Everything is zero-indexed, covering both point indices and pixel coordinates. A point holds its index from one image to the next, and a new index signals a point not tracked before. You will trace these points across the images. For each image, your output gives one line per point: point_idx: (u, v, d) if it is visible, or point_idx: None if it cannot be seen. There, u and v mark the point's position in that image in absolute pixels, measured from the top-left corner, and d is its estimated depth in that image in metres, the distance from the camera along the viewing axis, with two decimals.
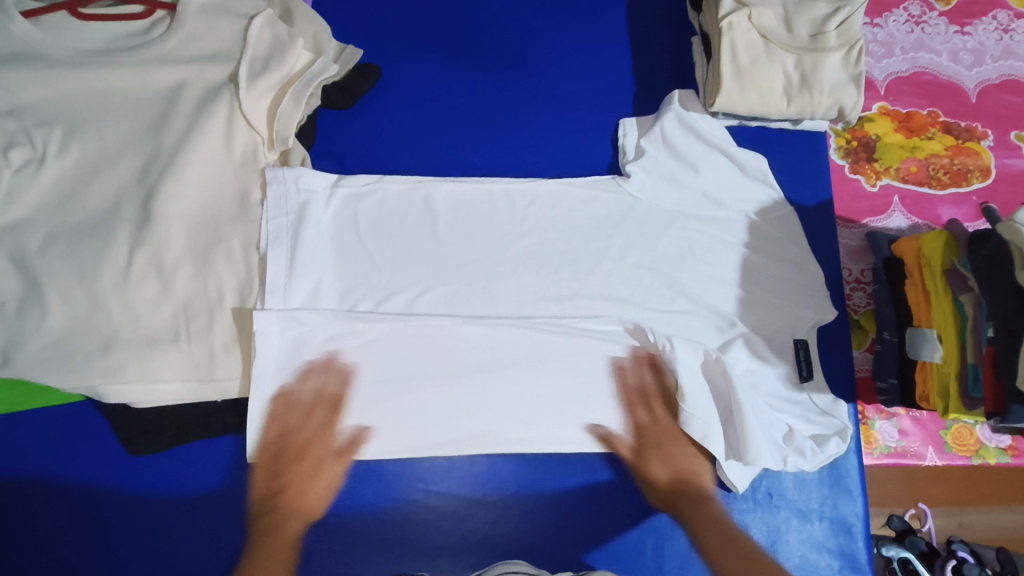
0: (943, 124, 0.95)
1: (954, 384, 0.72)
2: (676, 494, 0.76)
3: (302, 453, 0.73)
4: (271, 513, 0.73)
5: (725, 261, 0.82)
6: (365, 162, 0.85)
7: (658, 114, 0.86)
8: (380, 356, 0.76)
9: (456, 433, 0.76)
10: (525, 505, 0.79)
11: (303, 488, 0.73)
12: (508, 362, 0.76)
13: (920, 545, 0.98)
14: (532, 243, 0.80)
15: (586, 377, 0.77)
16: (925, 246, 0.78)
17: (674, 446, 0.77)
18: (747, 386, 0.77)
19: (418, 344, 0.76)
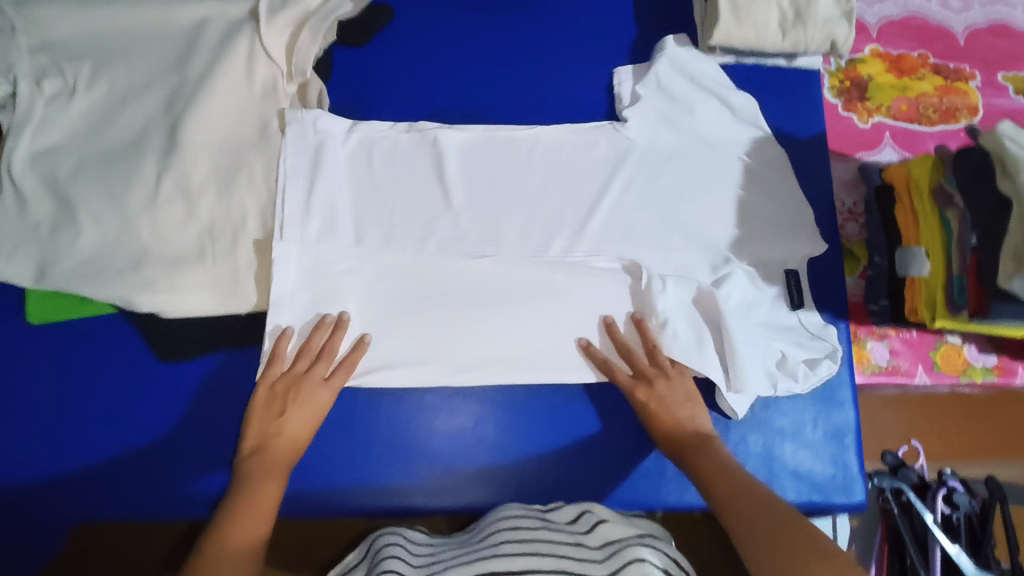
0: (932, 65, 0.99)
1: (941, 294, 0.75)
2: (678, 444, 0.74)
3: (299, 397, 0.74)
4: (257, 454, 0.72)
5: (724, 186, 0.86)
6: (378, 100, 0.88)
7: (652, 60, 0.88)
8: (390, 288, 0.80)
9: (461, 357, 0.79)
10: (535, 425, 0.82)
11: (288, 429, 0.73)
12: (516, 289, 0.81)
13: (914, 476, 1.06)
14: (536, 185, 0.84)
15: (583, 308, 0.82)
16: (914, 169, 0.81)
17: (668, 397, 0.76)
18: (741, 316, 0.80)
19: (425, 278, 0.81)
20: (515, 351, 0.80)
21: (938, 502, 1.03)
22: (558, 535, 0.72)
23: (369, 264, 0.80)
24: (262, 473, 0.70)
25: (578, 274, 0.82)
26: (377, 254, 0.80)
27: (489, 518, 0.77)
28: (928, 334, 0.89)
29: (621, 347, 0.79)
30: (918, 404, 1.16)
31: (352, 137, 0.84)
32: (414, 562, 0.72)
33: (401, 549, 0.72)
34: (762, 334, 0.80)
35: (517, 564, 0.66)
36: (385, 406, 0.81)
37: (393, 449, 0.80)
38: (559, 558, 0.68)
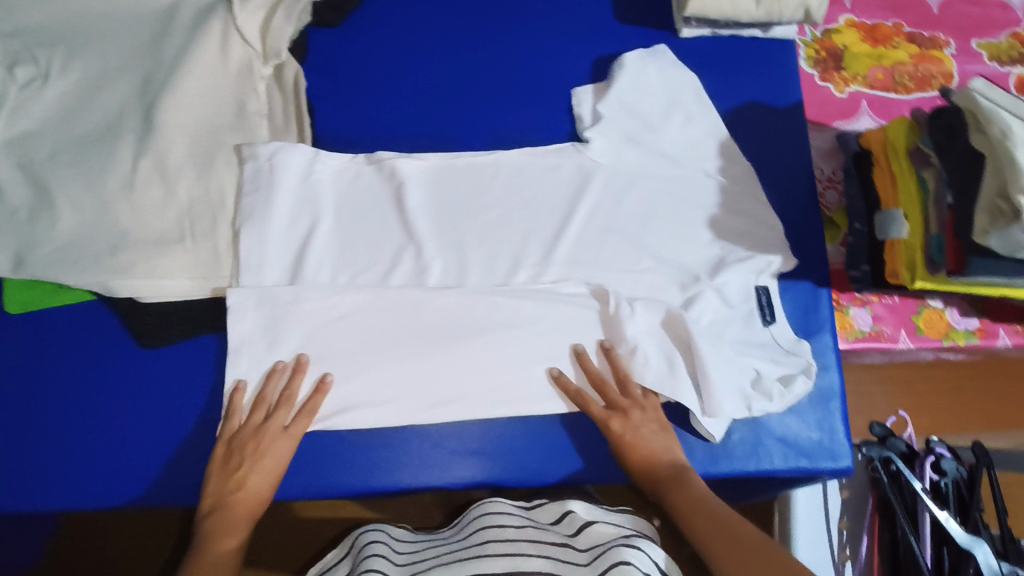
0: (907, 33, 1.00)
1: (921, 254, 0.75)
2: (655, 478, 0.72)
3: (258, 448, 0.71)
4: (217, 508, 0.69)
5: (705, 151, 0.86)
6: (341, 103, 0.85)
7: (609, 79, 0.86)
8: (344, 335, 0.76)
9: (431, 395, 0.76)
10: (517, 440, 0.78)
11: (247, 484, 0.70)
12: (479, 324, 0.78)
13: (902, 445, 1.04)
14: (498, 214, 0.82)
15: (552, 338, 0.79)
16: (891, 131, 0.81)
17: (644, 432, 0.74)
18: (713, 337, 0.79)
19: (386, 312, 0.77)
20: (479, 395, 0.76)
21: (926, 470, 1.01)
22: (543, 534, 0.76)
23: (327, 308, 0.76)
24: (222, 531, 0.68)
25: (540, 302, 0.79)
26: (338, 295, 0.76)
27: (476, 512, 0.81)
28: (910, 299, 0.89)
29: (594, 381, 0.76)
30: (906, 375, 1.16)
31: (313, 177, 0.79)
32: (396, 561, 0.76)
33: (382, 547, 0.77)
34: (736, 351, 0.79)
35: (501, 566, 0.69)
36: (362, 440, 0.77)
37: (370, 481, 0.76)
38: (543, 560, 0.71)
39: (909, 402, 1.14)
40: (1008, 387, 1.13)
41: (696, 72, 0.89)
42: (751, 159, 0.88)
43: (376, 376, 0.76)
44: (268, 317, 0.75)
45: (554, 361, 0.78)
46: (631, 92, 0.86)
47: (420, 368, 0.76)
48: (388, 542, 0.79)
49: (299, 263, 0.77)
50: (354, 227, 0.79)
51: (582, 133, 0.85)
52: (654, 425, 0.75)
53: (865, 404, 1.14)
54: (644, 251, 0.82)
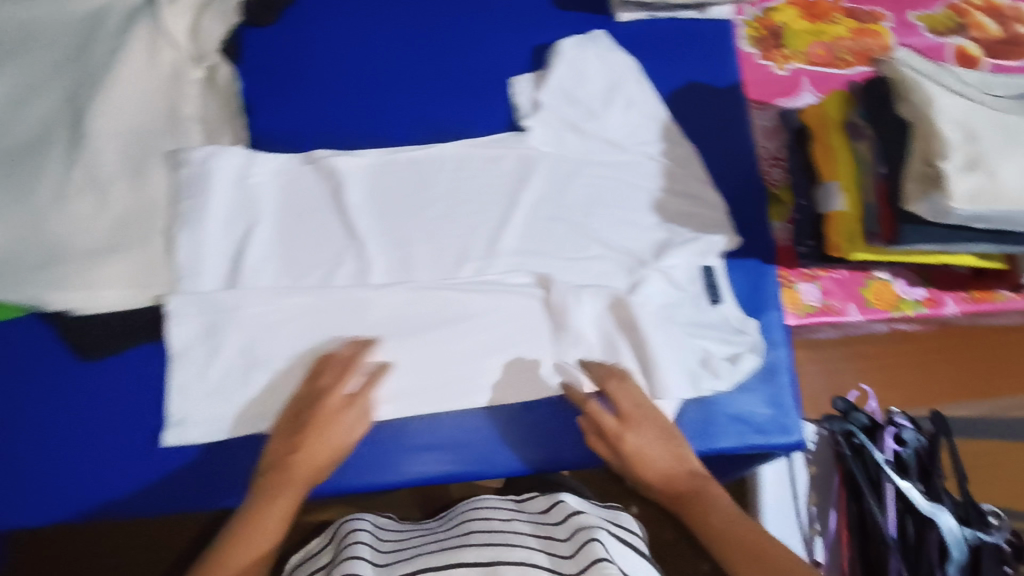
0: (845, 8, 1.00)
1: (859, 225, 0.75)
2: (675, 493, 0.72)
3: (321, 416, 0.69)
4: (274, 472, 0.68)
5: (649, 134, 0.85)
6: (279, 99, 0.84)
7: (547, 67, 0.85)
8: (286, 338, 0.75)
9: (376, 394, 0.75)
10: (469, 431, 0.77)
11: (307, 452, 0.68)
12: (424, 323, 0.76)
13: (865, 419, 1.04)
14: (442, 208, 0.80)
15: (501, 329, 0.77)
16: (826, 106, 0.82)
17: (658, 444, 0.72)
18: (663, 320, 0.79)
19: (334, 311, 0.76)
20: (426, 392, 0.75)
21: (885, 441, 1.03)
22: (528, 528, 0.77)
23: (268, 311, 0.75)
24: (273, 493, 0.67)
25: (487, 295, 0.77)
26: (280, 298, 0.75)
27: (463, 507, 0.83)
28: (858, 272, 0.90)
29: (605, 379, 0.74)
30: (873, 352, 1.15)
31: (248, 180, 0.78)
32: (378, 546, 0.76)
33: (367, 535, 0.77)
34: (685, 334, 0.79)
35: (485, 556, 0.69)
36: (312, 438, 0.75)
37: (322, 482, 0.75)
38: (528, 550, 0.72)
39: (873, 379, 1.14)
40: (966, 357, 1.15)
41: (636, 55, 0.89)
42: (692, 142, 0.87)
43: None
44: (207, 324, 0.74)
45: (504, 351, 0.77)
46: (570, 78, 0.85)
47: (365, 369, 0.75)
48: (374, 532, 0.79)
49: (237, 266, 0.76)
50: (294, 230, 0.78)
51: (522, 122, 0.83)
52: (664, 434, 0.73)
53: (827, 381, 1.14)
54: (593, 236, 0.82)
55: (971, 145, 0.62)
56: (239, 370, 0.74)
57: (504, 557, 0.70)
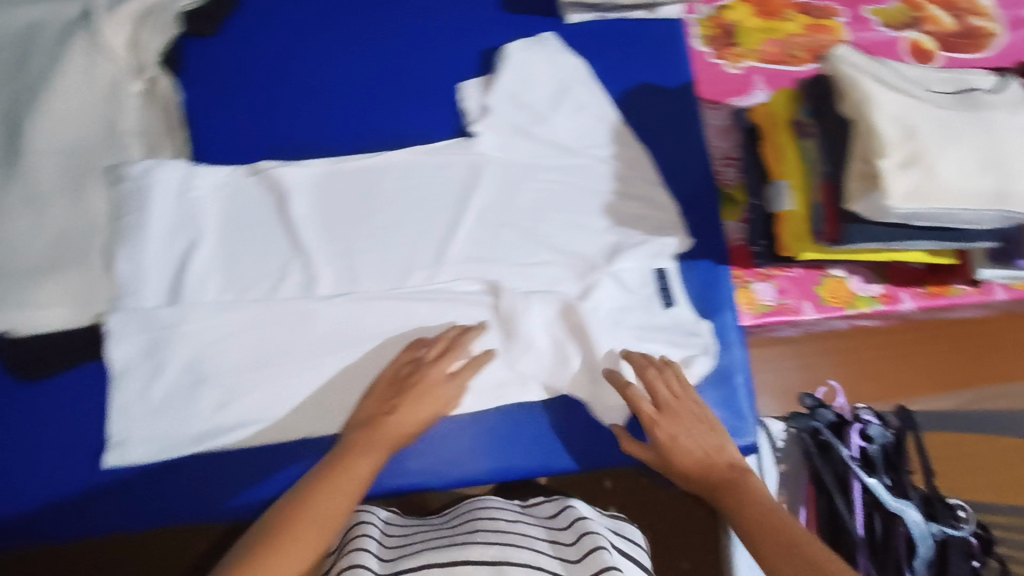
0: (799, 5, 1.00)
1: (808, 224, 0.75)
2: (710, 482, 0.71)
3: (416, 385, 0.71)
4: (363, 429, 0.70)
5: (599, 136, 0.85)
6: (222, 112, 0.81)
7: (495, 71, 0.84)
8: (231, 352, 0.73)
9: (320, 406, 0.74)
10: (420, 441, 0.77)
11: (400, 418, 0.70)
12: (370, 335, 0.76)
13: (832, 416, 1.02)
14: (389, 218, 0.79)
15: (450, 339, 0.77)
16: (774, 105, 0.81)
17: (695, 431, 0.73)
18: (611, 323, 0.79)
19: (280, 325, 0.75)
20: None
21: (852, 438, 1.00)
22: (532, 530, 0.77)
23: (211, 326, 0.73)
24: (364, 449, 0.68)
25: (434, 305, 0.77)
26: (222, 312, 0.74)
27: (465, 506, 0.84)
28: (813, 270, 0.90)
29: (644, 370, 0.75)
30: (841, 349, 1.14)
31: (189, 195, 0.76)
32: (385, 542, 0.76)
33: (374, 528, 0.76)
34: (635, 338, 0.79)
35: (491, 554, 0.69)
36: (257, 456, 0.74)
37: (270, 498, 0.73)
38: (533, 552, 0.72)
39: (846, 378, 1.13)
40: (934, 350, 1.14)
41: (585, 57, 0.88)
42: (644, 143, 0.86)
43: (266, 394, 0.73)
44: (149, 340, 0.72)
45: None
46: (517, 82, 0.83)
47: (312, 383, 0.74)
48: (379, 526, 0.78)
49: (178, 280, 0.74)
50: (237, 242, 0.76)
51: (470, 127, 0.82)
52: (700, 422, 0.74)
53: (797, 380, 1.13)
54: (543, 241, 0.81)
55: (907, 141, 0.61)
56: (184, 388, 0.72)
57: (510, 556, 0.70)
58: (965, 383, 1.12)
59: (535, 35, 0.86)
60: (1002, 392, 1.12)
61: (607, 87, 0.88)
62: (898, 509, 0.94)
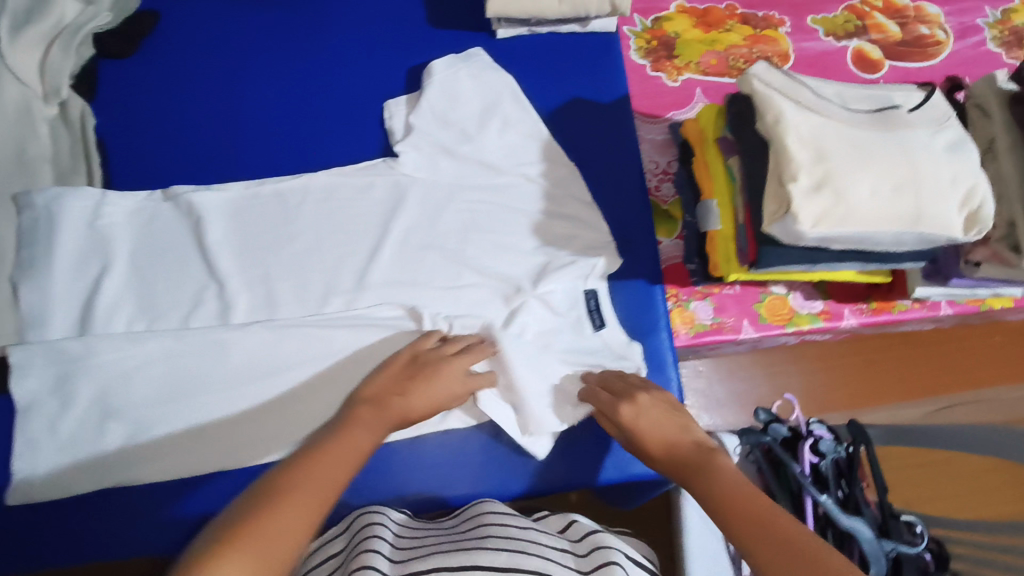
0: (740, 15, 0.98)
1: (734, 245, 0.73)
2: (678, 460, 0.63)
3: (430, 374, 0.68)
4: (370, 406, 0.65)
5: (529, 154, 0.82)
6: (139, 136, 0.79)
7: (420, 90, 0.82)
8: (142, 385, 0.71)
9: (231, 438, 0.72)
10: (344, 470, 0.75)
11: (410, 402, 0.66)
12: (288, 364, 0.73)
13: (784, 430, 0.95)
14: (309, 242, 0.77)
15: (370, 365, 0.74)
16: (702, 120, 0.79)
17: (657, 411, 0.68)
18: (537, 348, 0.76)
19: (192, 357, 0.72)
20: (289, 438, 0.72)
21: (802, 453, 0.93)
22: (548, 539, 0.69)
23: (122, 358, 0.70)
24: (371, 425, 0.63)
25: (355, 331, 0.74)
26: (132, 344, 0.70)
27: (473, 510, 0.74)
28: (752, 286, 0.87)
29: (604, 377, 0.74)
30: (798, 361, 1.13)
31: (98, 223, 0.74)
32: (398, 544, 0.67)
33: (386, 529, 0.68)
34: (561, 362, 0.77)
35: (501, 561, 0.62)
36: (178, 487, 0.73)
37: (190, 531, 0.72)
38: (544, 559, 0.64)
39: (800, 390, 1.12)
40: (893, 360, 1.14)
41: (514, 74, 0.86)
42: (575, 161, 0.85)
43: (178, 426, 0.71)
44: (55, 375, 0.69)
45: None
46: (442, 100, 0.82)
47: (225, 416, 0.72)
48: (391, 524, 0.70)
49: (87, 309, 0.72)
50: (150, 270, 0.74)
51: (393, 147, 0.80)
52: (662, 404, 0.68)
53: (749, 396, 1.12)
54: (470, 262, 0.79)
55: (818, 164, 0.59)
56: (92, 424, 0.70)
57: (522, 565, 0.62)
58: (920, 393, 1.13)
59: (462, 51, 0.84)
60: (955, 401, 1.13)
61: (537, 104, 0.86)
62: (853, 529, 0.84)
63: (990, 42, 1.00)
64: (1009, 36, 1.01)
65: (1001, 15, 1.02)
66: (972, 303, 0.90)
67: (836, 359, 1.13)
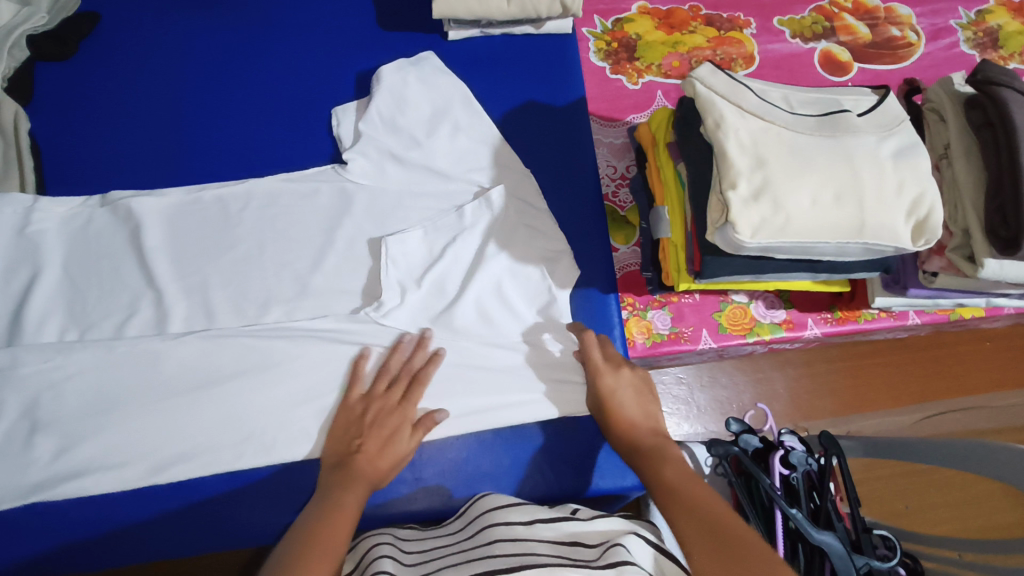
0: (704, 17, 0.96)
1: (683, 252, 0.71)
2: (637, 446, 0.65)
3: (378, 419, 0.67)
4: (337, 469, 0.64)
5: (479, 157, 0.80)
6: (76, 141, 0.77)
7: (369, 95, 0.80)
8: (69, 398, 0.67)
9: (159, 453, 0.67)
10: (287, 486, 0.69)
11: (376, 452, 0.65)
12: (222, 373, 0.70)
13: (754, 444, 0.84)
14: (248, 249, 0.74)
15: (309, 378, 0.71)
16: (654, 123, 0.78)
17: (633, 388, 0.69)
18: (481, 357, 0.74)
19: (121, 370, 0.68)
20: (219, 450, 0.68)
21: (772, 465, 0.81)
22: (554, 530, 0.63)
23: (50, 368, 0.67)
24: (342, 486, 0.62)
25: (293, 341, 0.71)
26: (60, 353, 0.68)
27: (474, 505, 0.68)
28: (711, 295, 0.85)
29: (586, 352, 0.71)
30: (781, 373, 1.08)
31: (30, 230, 0.72)
32: (404, 561, 0.62)
33: (390, 547, 0.63)
34: (506, 370, 0.74)
35: (509, 562, 0.56)
36: (91, 501, 0.67)
37: (106, 549, 0.67)
38: (549, 554, 0.58)
39: (784, 403, 1.08)
40: (888, 370, 1.09)
41: (466, 78, 0.84)
42: (528, 165, 0.82)
43: (104, 440, 0.67)
44: None
45: (313, 400, 0.70)
46: (391, 104, 0.79)
47: (152, 436, 0.67)
48: (396, 541, 0.66)
49: (16, 319, 0.69)
50: (83, 277, 0.72)
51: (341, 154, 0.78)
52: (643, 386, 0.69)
53: (728, 406, 1.06)
54: (421, 271, 0.75)
55: (757, 171, 0.57)
56: (19, 437, 0.66)
57: (534, 562, 0.56)
58: (917, 400, 1.09)
59: (412, 55, 0.82)
60: (949, 408, 1.09)
61: (489, 107, 0.84)
62: (821, 544, 0.72)
63: (964, 44, 0.97)
64: (983, 37, 0.98)
65: (975, 15, 0.99)
66: (941, 312, 0.88)
67: (832, 371, 1.09)
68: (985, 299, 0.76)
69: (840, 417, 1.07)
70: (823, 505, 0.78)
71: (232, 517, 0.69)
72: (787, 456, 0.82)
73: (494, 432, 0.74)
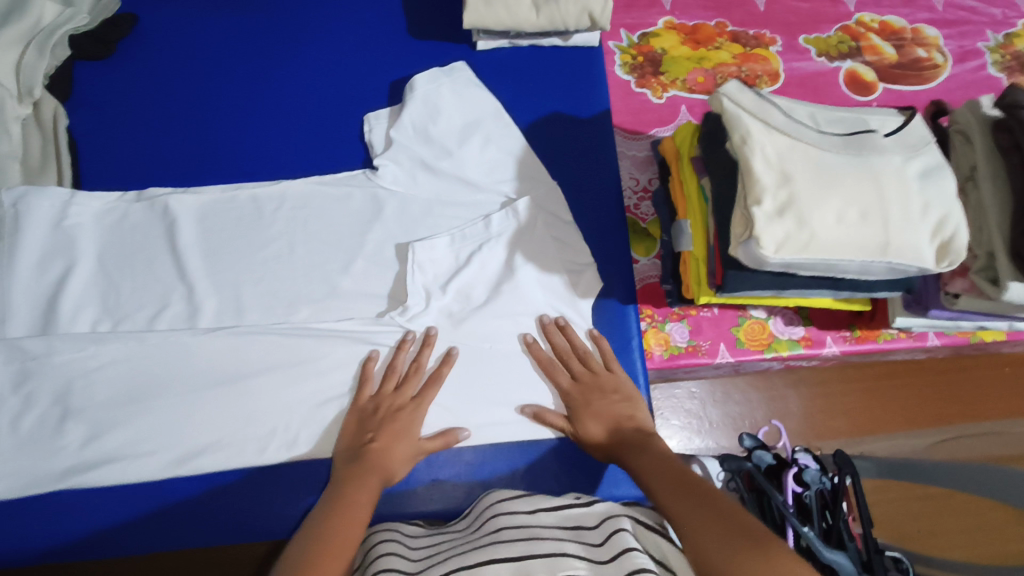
0: (730, 33, 0.97)
1: (705, 267, 0.71)
2: (620, 443, 0.66)
3: (391, 415, 0.69)
4: (351, 464, 0.65)
5: (505, 165, 0.81)
6: (113, 138, 0.80)
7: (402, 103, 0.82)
8: (100, 388, 0.69)
9: (184, 445, 0.68)
10: (306, 482, 0.70)
11: (388, 447, 0.66)
12: (247, 369, 0.71)
13: (768, 459, 0.84)
14: (278, 249, 0.76)
15: (332, 378, 0.72)
16: (679, 138, 0.78)
17: (603, 395, 0.72)
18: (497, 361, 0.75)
19: (151, 362, 0.70)
20: (243, 444, 0.69)
21: (786, 483, 0.81)
22: (560, 514, 0.64)
23: (82, 358, 0.69)
24: (356, 479, 0.63)
25: (320, 340, 0.73)
26: (93, 344, 0.69)
27: (482, 502, 0.69)
28: (730, 310, 0.86)
29: (565, 360, 0.74)
30: (800, 390, 1.08)
31: (68, 223, 0.74)
32: (412, 555, 0.63)
33: (398, 544, 0.64)
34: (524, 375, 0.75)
35: (518, 551, 0.57)
36: (116, 490, 0.68)
37: (128, 538, 0.68)
38: (558, 539, 0.59)
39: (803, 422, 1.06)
40: (910, 391, 1.08)
41: (493, 87, 0.86)
42: (552, 175, 0.83)
43: (132, 431, 0.68)
44: (15, 373, 0.67)
45: (335, 399, 0.72)
46: (422, 111, 0.81)
47: (177, 429, 0.69)
48: (403, 537, 0.66)
49: (50, 309, 0.71)
50: (116, 271, 0.73)
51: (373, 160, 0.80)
52: (616, 391, 0.72)
53: (745, 422, 1.05)
54: (448, 278, 0.76)
55: (783, 188, 0.58)
56: (50, 423, 0.67)
57: (542, 550, 0.57)
58: (937, 422, 1.07)
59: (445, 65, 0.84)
60: (968, 431, 1.08)
61: (516, 117, 0.85)
62: (834, 563, 0.72)
63: (992, 67, 0.97)
64: (1011, 60, 0.98)
65: (1003, 39, 0.99)
66: (961, 335, 0.88)
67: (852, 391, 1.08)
68: (1006, 322, 0.76)
69: (861, 437, 1.06)
70: (836, 525, 0.79)
71: (251, 512, 0.69)
72: (799, 474, 0.81)
73: (513, 441, 0.75)
